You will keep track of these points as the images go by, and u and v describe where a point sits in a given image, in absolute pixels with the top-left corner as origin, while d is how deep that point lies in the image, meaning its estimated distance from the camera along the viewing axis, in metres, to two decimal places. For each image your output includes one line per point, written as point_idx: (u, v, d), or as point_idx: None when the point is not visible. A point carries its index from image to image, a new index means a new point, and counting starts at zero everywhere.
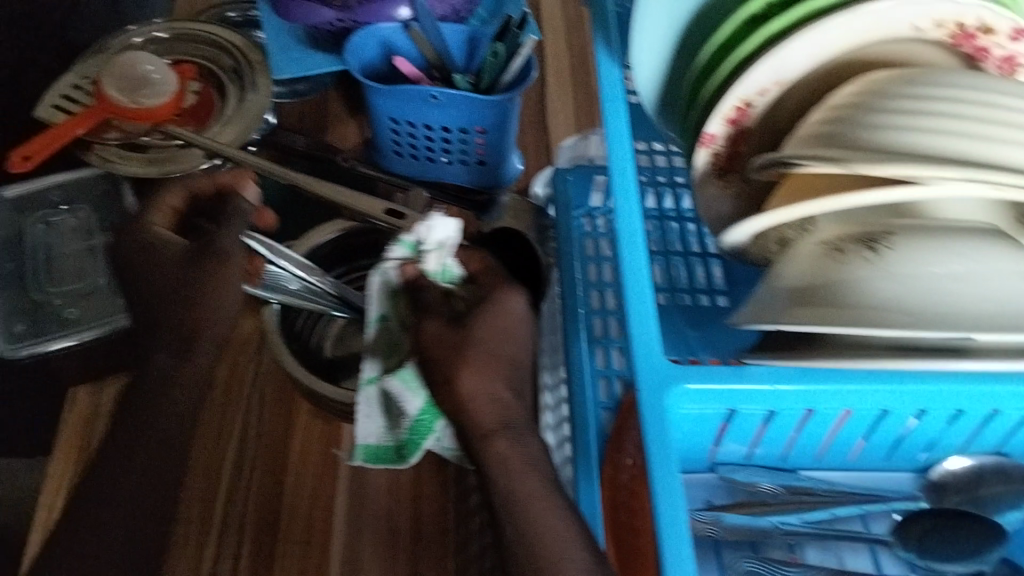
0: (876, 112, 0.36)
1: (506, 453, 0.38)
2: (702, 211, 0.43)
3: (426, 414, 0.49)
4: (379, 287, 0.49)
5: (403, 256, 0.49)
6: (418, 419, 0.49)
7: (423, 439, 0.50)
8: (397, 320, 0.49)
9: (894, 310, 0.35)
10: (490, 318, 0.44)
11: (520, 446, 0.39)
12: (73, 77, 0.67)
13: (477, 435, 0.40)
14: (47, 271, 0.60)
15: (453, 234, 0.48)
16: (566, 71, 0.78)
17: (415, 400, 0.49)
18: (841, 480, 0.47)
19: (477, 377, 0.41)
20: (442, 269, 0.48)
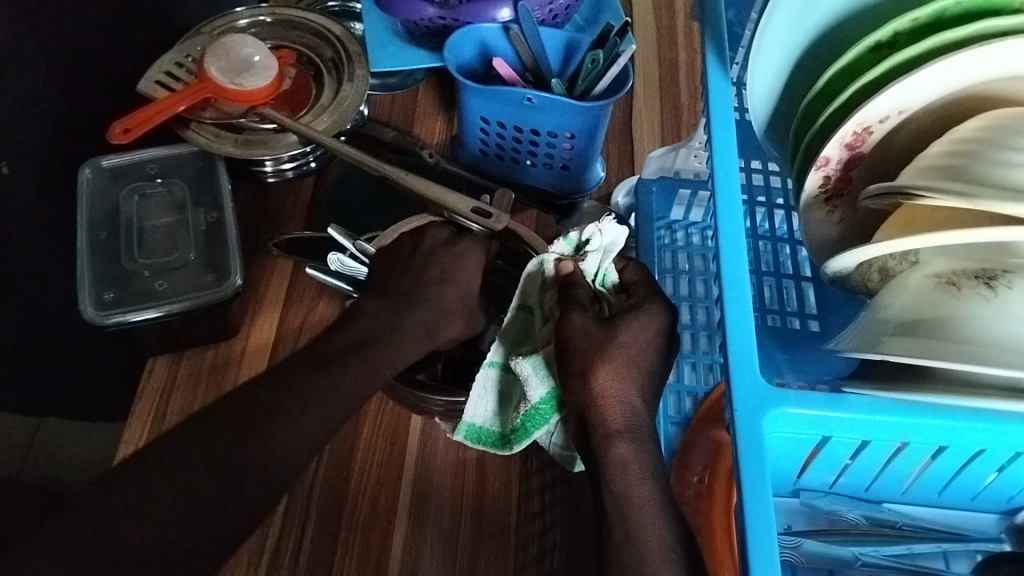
0: (1006, 149, 0.37)
1: (628, 456, 0.44)
2: (806, 234, 0.45)
3: (545, 404, 0.50)
4: (537, 271, 0.52)
5: (564, 251, 0.53)
6: (536, 407, 0.51)
7: (536, 428, 0.51)
8: (538, 311, 0.53)
9: (1007, 349, 0.35)
10: (633, 326, 0.48)
11: (641, 448, 0.44)
12: (175, 54, 0.69)
13: (604, 434, 0.45)
14: (138, 242, 0.60)
15: (617, 243, 0.52)
16: (654, 82, 0.79)
17: (538, 388, 0.50)
18: (925, 516, 0.47)
19: (613, 377, 0.46)
20: (598, 272, 0.52)
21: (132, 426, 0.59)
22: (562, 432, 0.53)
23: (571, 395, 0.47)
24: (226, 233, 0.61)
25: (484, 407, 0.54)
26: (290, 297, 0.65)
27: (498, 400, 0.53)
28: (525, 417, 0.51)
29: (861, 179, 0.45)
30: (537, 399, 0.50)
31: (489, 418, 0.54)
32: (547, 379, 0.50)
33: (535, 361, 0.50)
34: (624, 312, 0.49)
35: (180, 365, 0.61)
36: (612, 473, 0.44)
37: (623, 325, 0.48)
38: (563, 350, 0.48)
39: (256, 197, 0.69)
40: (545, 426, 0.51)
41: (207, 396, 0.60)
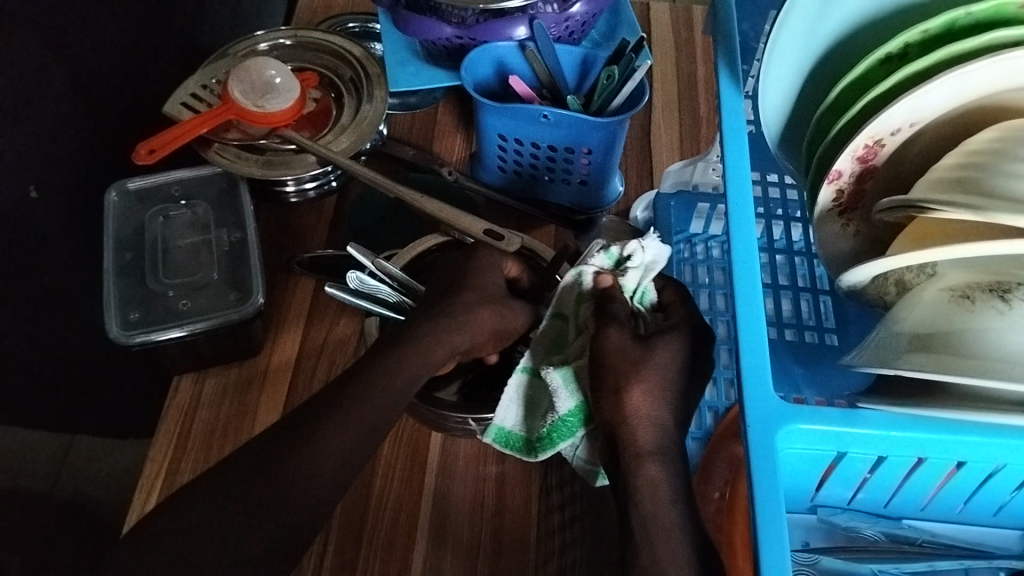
0: (1017, 161, 0.37)
1: (658, 477, 0.44)
2: (821, 248, 0.45)
3: (574, 416, 0.51)
4: (572, 281, 0.51)
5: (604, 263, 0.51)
6: (563, 417, 0.51)
7: (561, 439, 0.52)
8: (573, 322, 0.52)
9: (1021, 364, 0.35)
10: (668, 344, 0.48)
11: (670, 472, 0.45)
12: (200, 77, 0.70)
13: (637, 455, 0.45)
14: (164, 262, 0.62)
15: (659, 261, 0.51)
16: (672, 96, 0.79)
17: (567, 401, 0.51)
18: (946, 533, 0.47)
19: (647, 397, 0.46)
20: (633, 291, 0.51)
21: (158, 443, 0.60)
22: (586, 446, 0.53)
23: (602, 410, 0.48)
24: (248, 253, 0.62)
25: (513, 412, 0.53)
26: (312, 314, 0.65)
27: (526, 406, 0.53)
28: (552, 426, 0.52)
29: (875, 192, 0.45)
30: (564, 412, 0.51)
31: (518, 423, 0.53)
32: (576, 393, 0.51)
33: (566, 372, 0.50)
34: (658, 332, 0.49)
35: (205, 383, 0.62)
36: (641, 495, 0.44)
37: (658, 344, 0.48)
38: (597, 363, 0.48)
39: (278, 218, 0.70)
40: (570, 438, 0.52)
41: (230, 413, 0.61)
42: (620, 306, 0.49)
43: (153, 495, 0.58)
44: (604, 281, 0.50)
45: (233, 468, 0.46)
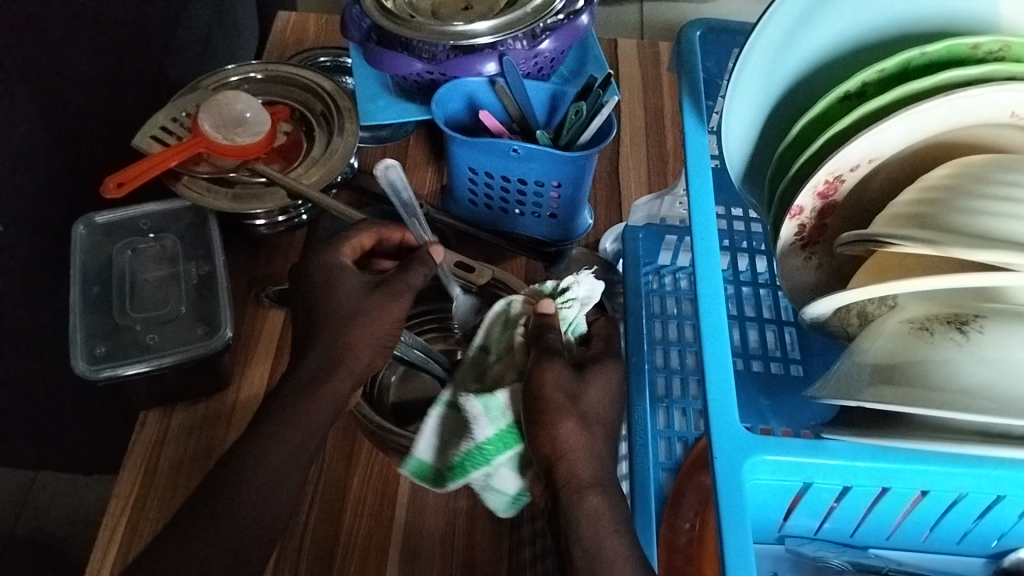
0: (972, 197, 0.38)
1: (612, 524, 0.44)
2: (784, 281, 0.46)
3: (490, 445, 0.50)
4: (499, 311, 0.55)
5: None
6: (486, 441, 0.50)
7: (474, 468, 0.50)
8: (494, 349, 0.54)
9: (977, 395, 0.36)
10: (591, 392, 0.49)
11: (620, 517, 0.45)
12: (171, 111, 0.70)
13: (577, 501, 0.44)
14: (130, 296, 0.61)
15: (593, 296, 0.55)
16: (640, 131, 0.80)
17: (496, 424, 0.50)
18: (910, 561, 0.47)
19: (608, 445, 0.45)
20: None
21: (123, 478, 0.59)
22: (504, 478, 0.51)
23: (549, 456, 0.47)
24: (216, 287, 0.62)
25: (429, 442, 0.52)
26: (280, 347, 0.65)
27: (443, 438, 0.52)
28: (467, 451, 0.50)
29: (836, 227, 0.46)
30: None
31: (432, 454, 0.52)
32: (505, 420, 0.50)
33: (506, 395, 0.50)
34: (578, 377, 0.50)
35: (172, 417, 0.61)
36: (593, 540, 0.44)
37: (581, 396, 0.49)
38: (533, 399, 0.48)
39: (246, 251, 0.70)
40: (483, 467, 0.51)
41: (198, 448, 0.60)
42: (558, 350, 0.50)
43: (118, 531, 0.56)
44: (545, 309, 0.53)
45: (170, 536, 0.47)
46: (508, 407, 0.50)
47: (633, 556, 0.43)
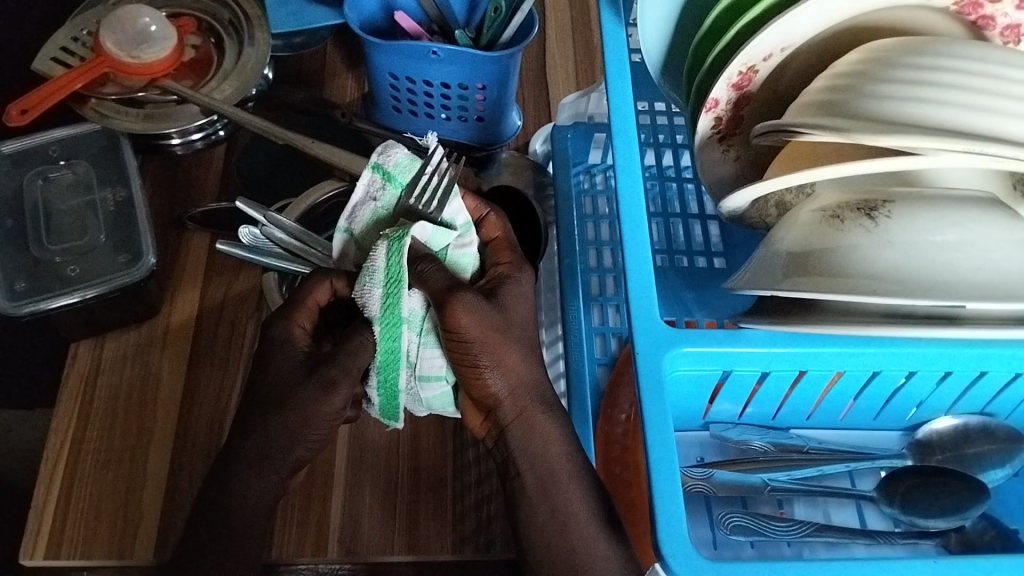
0: (879, 83, 0.39)
1: (550, 422, 0.46)
2: (704, 174, 0.47)
3: (390, 350, 0.44)
4: None
5: (394, 184, 0.48)
6: (396, 354, 0.44)
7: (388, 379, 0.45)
8: None
9: (886, 279, 0.37)
10: (514, 292, 0.47)
11: (556, 420, 0.46)
12: (70, 29, 0.67)
13: (513, 405, 0.45)
14: (46, 229, 0.59)
15: None
16: (564, 26, 0.78)
17: (415, 339, 0.45)
18: (832, 438, 0.51)
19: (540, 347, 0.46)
20: (459, 253, 0.47)
21: (59, 415, 0.57)
22: (432, 392, 0.47)
23: None
24: (135, 213, 0.60)
25: None
26: (209, 271, 0.64)
27: None
28: (381, 369, 0.45)
29: (752, 118, 0.47)
30: (382, 272, 0.43)
31: None
32: (427, 334, 0.45)
33: (421, 304, 0.44)
34: (499, 277, 0.47)
35: (105, 347, 0.60)
36: (532, 443, 0.45)
37: (504, 296, 0.46)
38: None
39: (165, 173, 0.68)
40: (391, 375, 0.45)
41: (135, 376, 0.59)
42: (489, 253, 0.50)
43: (59, 465, 0.55)
44: (476, 209, 0.51)
45: None
46: (428, 318, 0.45)
47: (565, 455, 0.45)
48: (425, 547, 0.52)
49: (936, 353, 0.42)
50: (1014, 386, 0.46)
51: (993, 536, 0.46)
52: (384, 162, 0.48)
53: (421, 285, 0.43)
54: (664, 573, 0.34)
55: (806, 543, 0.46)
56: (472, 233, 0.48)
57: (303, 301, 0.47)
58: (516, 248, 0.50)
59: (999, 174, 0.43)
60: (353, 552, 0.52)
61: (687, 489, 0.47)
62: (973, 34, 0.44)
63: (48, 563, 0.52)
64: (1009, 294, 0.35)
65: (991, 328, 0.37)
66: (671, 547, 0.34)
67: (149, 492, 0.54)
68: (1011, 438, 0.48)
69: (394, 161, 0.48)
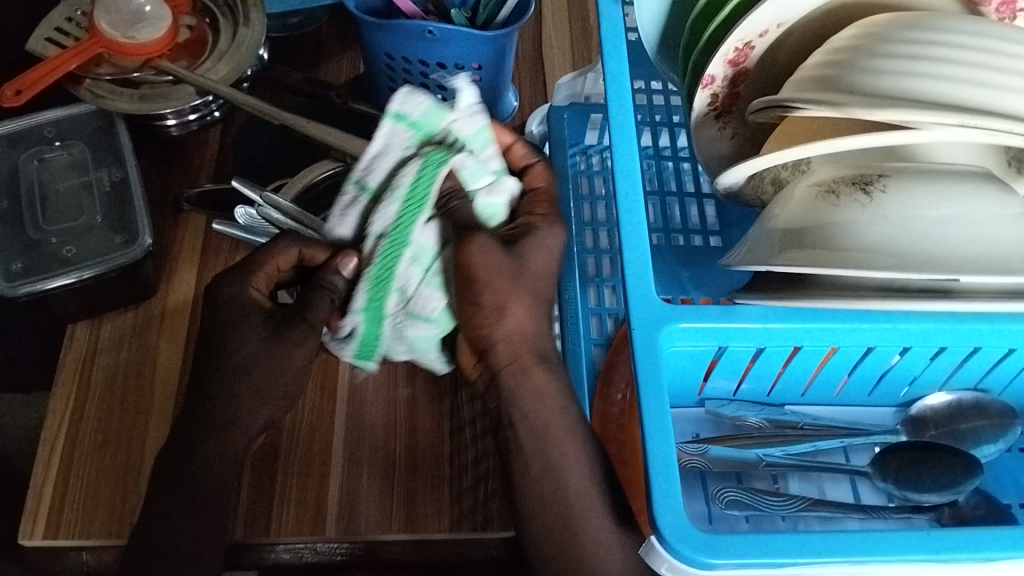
0: (873, 57, 0.39)
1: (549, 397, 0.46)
2: (700, 151, 0.47)
3: (388, 261, 0.42)
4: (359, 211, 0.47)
5: (420, 134, 0.43)
6: (390, 275, 0.43)
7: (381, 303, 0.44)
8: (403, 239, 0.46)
9: (880, 253, 0.37)
10: (536, 242, 0.45)
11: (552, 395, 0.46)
12: (64, 9, 0.66)
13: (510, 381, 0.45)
14: (42, 210, 0.59)
15: None
16: (560, 6, 0.78)
17: (416, 275, 0.43)
18: (826, 415, 0.51)
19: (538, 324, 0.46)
20: (486, 201, 0.45)
21: (57, 394, 0.57)
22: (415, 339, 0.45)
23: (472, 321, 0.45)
24: (131, 193, 0.60)
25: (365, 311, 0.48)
26: (205, 250, 0.64)
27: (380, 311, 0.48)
28: (372, 286, 0.43)
29: (748, 95, 0.47)
30: (405, 191, 0.41)
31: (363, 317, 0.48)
32: (433, 273, 0.44)
33: (435, 240, 0.43)
34: (527, 226, 0.46)
35: (101, 329, 0.60)
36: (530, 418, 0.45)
37: (525, 245, 0.45)
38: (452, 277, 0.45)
39: (161, 155, 0.67)
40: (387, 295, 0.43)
41: (131, 355, 0.59)
42: (525, 202, 0.48)
43: (57, 445, 0.55)
44: (524, 158, 0.51)
45: None
46: (438, 260, 0.44)
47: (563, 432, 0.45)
48: (422, 525, 0.52)
49: (932, 329, 0.42)
50: (1008, 360, 0.46)
51: (986, 510, 0.47)
52: (407, 110, 0.42)
53: (448, 216, 0.43)
54: (660, 546, 0.34)
55: (800, 517, 0.46)
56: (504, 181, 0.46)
57: (262, 265, 0.47)
58: (555, 201, 0.49)
59: (995, 150, 0.43)
60: (351, 531, 0.52)
61: (683, 465, 0.47)
62: (969, 10, 0.44)
63: (47, 543, 0.52)
64: (1003, 268, 0.36)
65: (985, 301, 0.37)
66: (665, 518, 0.34)
67: (145, 475, 0.54)
68: (1005, 413, 0.49)
69: (418, 108, 0.42)
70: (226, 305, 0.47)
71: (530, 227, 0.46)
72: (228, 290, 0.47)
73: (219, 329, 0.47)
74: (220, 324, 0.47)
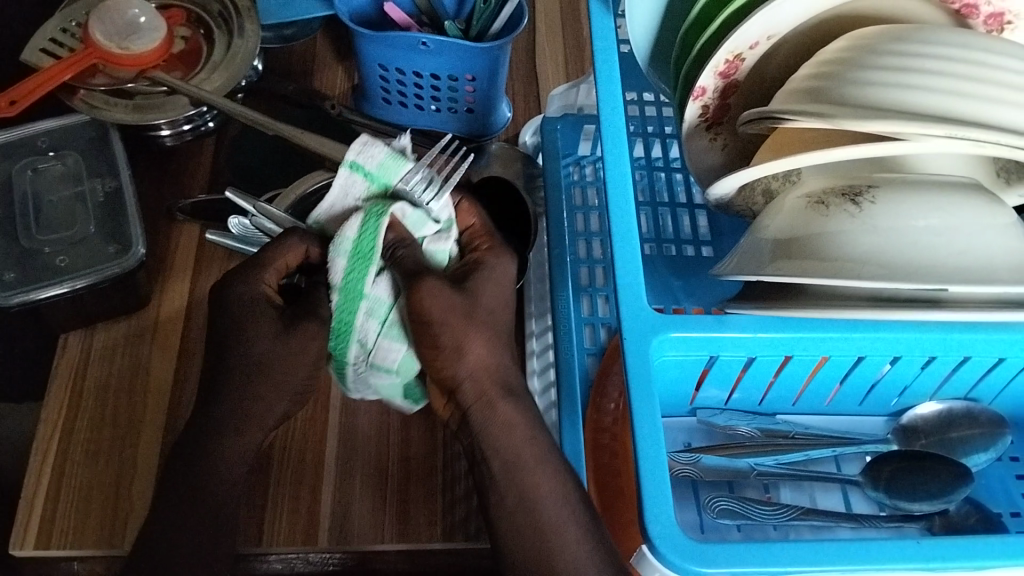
0: (862, 69, 0.39)
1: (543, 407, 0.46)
2: (691, 162, 0.47)
3: (343, 313, 0.43)
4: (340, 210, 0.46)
5: (375, 186, 0.45)
6: (349, 325, 0.44)
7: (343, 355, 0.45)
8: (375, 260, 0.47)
9: (869, 263, 0.37)
10: (487, 281, 0.46)
11: None
12: (59, 20, 0.67)
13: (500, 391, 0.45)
14: (36, 220, 0.59)
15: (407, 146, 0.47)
16: (554, 18, 0.79)
17: (373, 328, 0.44)
18: (818, 424, 0.52)
19: None
20: (435, 247, 0.46)
21: (49, 404, 0.57)
22: (383, 385, 0.46)
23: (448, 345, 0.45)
24: (125, 204, 0.60)
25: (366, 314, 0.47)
26: (199, 261, 0.64)
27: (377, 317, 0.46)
28: (334, 336, 0.44)
29: (739, 107, 0.47)
30: (351, 244, 0.43)
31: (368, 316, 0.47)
32: (391, 325, 0.44)
33: (388, 293, 0.44)
34: (474, 265, 0.47)
35: (95, 339, 0.60)
36: (521, 427, 0.45)
37: (476, 283, 0.46)
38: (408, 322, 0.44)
39: (155, 165, 0.68)
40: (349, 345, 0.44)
41: (124, 366, 0.59)
42: (466, 240, 0.49)
43: (49, 455, 0.55)
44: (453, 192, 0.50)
45: None
46: (395, 311, 0.44)
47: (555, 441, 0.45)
48: (415, 535, 0.52)
49: (923, 339, 0.42)
50: (998, 370, 0.46)
51: (976, 519, 0.47)
52: (363, 160, 0.45)
53: (395, 266, 0.43)
54: (651, 554, 0.34)
55: (792, 527, 0.46)
56: (452, 229, 0.47)
57: (270, 263, 0.46)
58: (493, 235, 0.50)
59: (982, 161, 0.44)
60: (344, 541, 0.52)
61: (675, 474, 0.47)
62: (957, 23, 0.45)
63: (38, 553, 0.52)
64: (990, 278, 0.36)
65: (973, 310, 0.38)
66: (656, 528, 0.34)
67: (138, 485, 0.54)
68: (994, 422, 0.49)
69: (374, 158, 0.45)
70: (238, 302, 0.46)
71: (478, 264, 0.47)
72: (237, 289, 0.46)
73: (229, 327, 0.46)
74: (230, 322, 0.46)
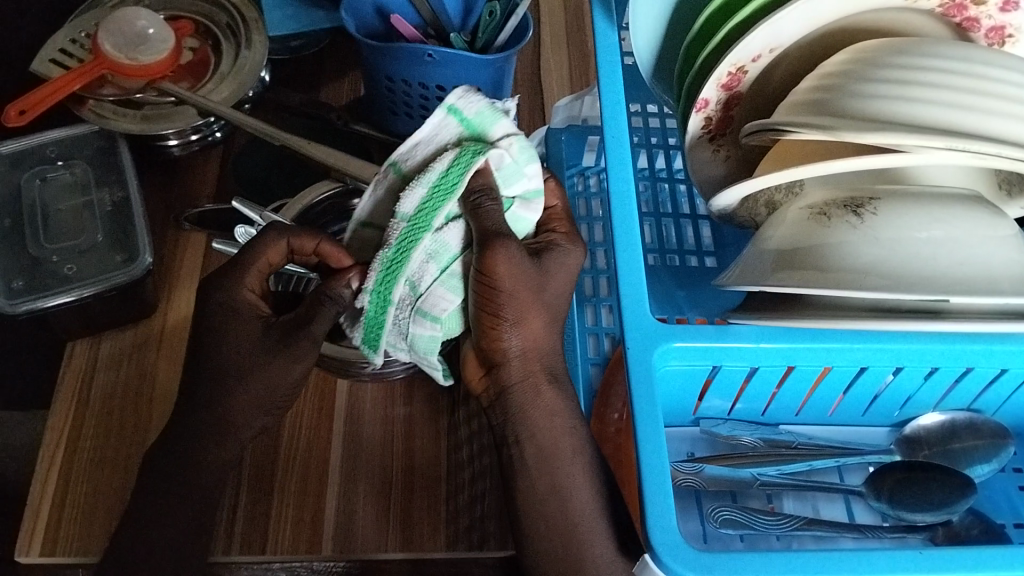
0: (864, 82, 0.39)
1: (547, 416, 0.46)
2: (695, 173, 0.48)
3: (412, 230, 0.42)
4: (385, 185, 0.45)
5: (470, 130, 0.44)
6: (405, 259, 0.43)
7: (390, 292, 0.43)
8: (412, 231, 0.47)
9: (872, 274, 0.37)
10: (559, 259, 0.46)
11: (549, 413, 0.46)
12: (69, 31, 0.67)
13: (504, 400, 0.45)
14: (44, 229, 0.60)
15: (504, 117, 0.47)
16: (559, 31, 0.79)
17: (431, 271, 0.43)
18: (821, 434, 0.52)
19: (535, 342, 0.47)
20: (521, 213, 0.46)
21: (55, 413, 0.57)
22: (417, 342, 0.45)
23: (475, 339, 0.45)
24: (132, 213, 0.60)
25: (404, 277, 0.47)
26: (205, 269, 0.64)
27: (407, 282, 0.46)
28: (383, 271, 0.43)
29: (741, 118, 0.48)
30: (436, 177, 0.42)
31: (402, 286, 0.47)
32: (453, 275, 0.44)
33: (458, 242, 0.43)
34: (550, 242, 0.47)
35: (100, 347, 0.60)
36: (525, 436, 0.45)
37: (548, 260, 0.46)
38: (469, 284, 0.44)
39: (162, 174, 0.68)
40: (400, 281, 0.43)
41: (131, 374, 0.59)
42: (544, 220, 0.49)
43: (54, 465, 0.55)
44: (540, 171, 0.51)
45: None
46: (460, 262, 0.44)
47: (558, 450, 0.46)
48: (419, 545, 0.52)
49: (925, 350, 0.42)
50: (1000, 381, 0.46)
51: (980, 530, 0.47)
52: (462, 106, 0.44)
53: (477, 219, 0.42)
54: (653, 564, 0.34)
55: (794, 536, 0.46)
56: (541, 200, 0.47)
57: (252, 264, 0.48)
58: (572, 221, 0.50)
59: (983, 173, 0.44)
60: (348, 550, 0.52)
61: (678, 484, 0.47)
62: (958, 36, 0.45)
63: (42, 561, 0.52)
64: (992, 290, 0.36)
65: (974, 321, 0.38)
66: (659, 536, 0.34)
67: None
68: (997, 433, 0.49)
69: (473, 105, 0.44)
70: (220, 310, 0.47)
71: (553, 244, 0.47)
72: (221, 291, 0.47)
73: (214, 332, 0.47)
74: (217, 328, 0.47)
